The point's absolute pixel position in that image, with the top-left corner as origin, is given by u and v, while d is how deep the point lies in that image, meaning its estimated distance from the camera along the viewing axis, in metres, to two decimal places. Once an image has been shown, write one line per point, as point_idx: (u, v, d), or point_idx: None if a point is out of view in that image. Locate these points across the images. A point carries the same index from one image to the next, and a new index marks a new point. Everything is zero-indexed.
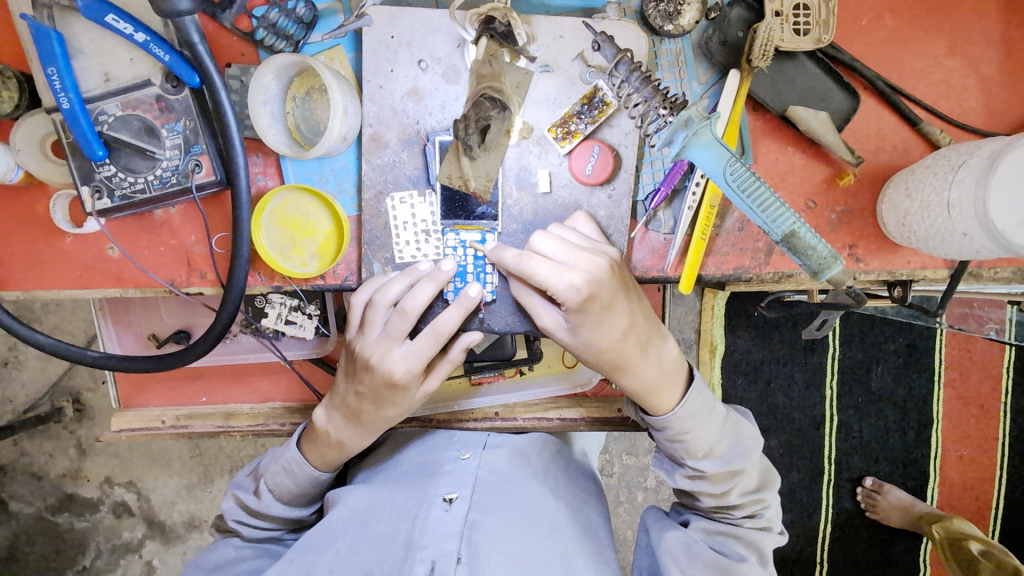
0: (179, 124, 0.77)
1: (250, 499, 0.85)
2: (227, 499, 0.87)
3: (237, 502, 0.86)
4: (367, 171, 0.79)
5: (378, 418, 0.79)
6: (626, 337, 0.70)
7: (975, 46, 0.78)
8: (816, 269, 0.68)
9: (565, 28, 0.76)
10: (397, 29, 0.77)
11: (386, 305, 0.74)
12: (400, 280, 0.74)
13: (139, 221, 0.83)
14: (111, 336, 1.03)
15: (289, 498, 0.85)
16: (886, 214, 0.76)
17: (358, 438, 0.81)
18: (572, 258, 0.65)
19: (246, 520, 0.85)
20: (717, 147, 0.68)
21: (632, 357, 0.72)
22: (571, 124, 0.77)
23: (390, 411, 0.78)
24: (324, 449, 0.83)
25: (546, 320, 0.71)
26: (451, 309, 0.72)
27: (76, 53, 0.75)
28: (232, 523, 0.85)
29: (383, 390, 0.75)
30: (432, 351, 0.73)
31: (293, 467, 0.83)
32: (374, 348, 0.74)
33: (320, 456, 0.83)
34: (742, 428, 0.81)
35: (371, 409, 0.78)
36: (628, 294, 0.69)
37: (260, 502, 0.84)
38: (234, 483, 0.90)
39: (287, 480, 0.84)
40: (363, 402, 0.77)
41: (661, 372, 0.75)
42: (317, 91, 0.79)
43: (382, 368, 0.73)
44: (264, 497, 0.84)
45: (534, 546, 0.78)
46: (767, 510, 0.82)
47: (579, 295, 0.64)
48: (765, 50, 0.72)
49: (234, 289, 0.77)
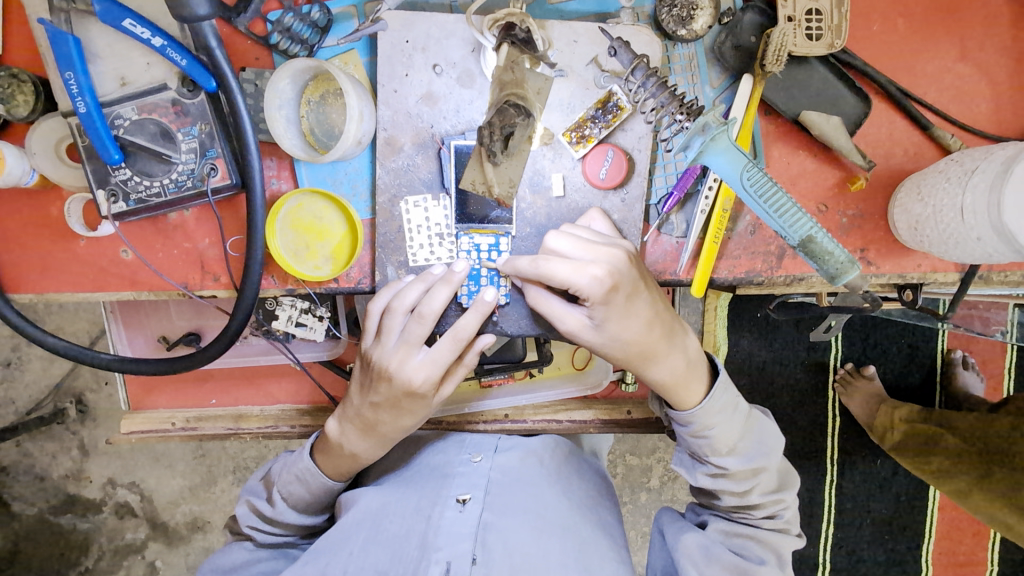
0: (195, 128, 0.77)
1: (265, 507, 0.85)
2: (240, 505, 0.87)
3: (250, 508, 0.86)
4: (381, 174, 0.80)
5: (394, 428, 0.79)
6: (651, 329, 0.71)
7: (985, 51, 0.78)
8: (833, 274, 0.69)
9: (579, 32, 0.77)
10: (412, 34, 0.78)
11: (403, 311, 0.74)
12: (415, 286, 0.75)
13: (154, 225, 0.84)
14: (122, 339, 1.03)
15: (303, 506, 0.85)
16: (898, 218, 0.77)
17: (372, 450, 0.81)
18: (588, 253, 0.66)
19: (261, 525, 0.85)
20: (734, 152, 0.68)
21: (661, 348, 0.72)
22: (586, 128, 0.78)
23: (406, 420, 0.78)
24: (337, 460, 0.83)
25: (570, 322, 0.70)
26: (468, 314, 0.73)
27: (93, 57, 0.76)
28: (245, 529, 0.85)
29: (402, 397, 0.75)
30: (451, 355, 0.74)
31: (305, 476, 0.83)
32: (396, 355, 0.74)
33: (332, 465, 0.83)
34: (763, 425, 0.82)
35: (388, 420, 0.78)
36: (649, 286, 0.70)
37: (274, 509, 0.84)
38: (247, 487, 0.90)
39: (301, 488, 0.84)
40: (379, 412, 0.78)
41: (688, 365, 0.76)
42: (332, 96, 0.79)
43: (404, 377, 0.74)
44: (278, 505, 0.84)
45: (548, 547, 0.79)
46: (786, 511, 0.82)
47: (603, 287, 0.64)
48: (779, 55, 0.73)
49: (248, 292, 0.77)
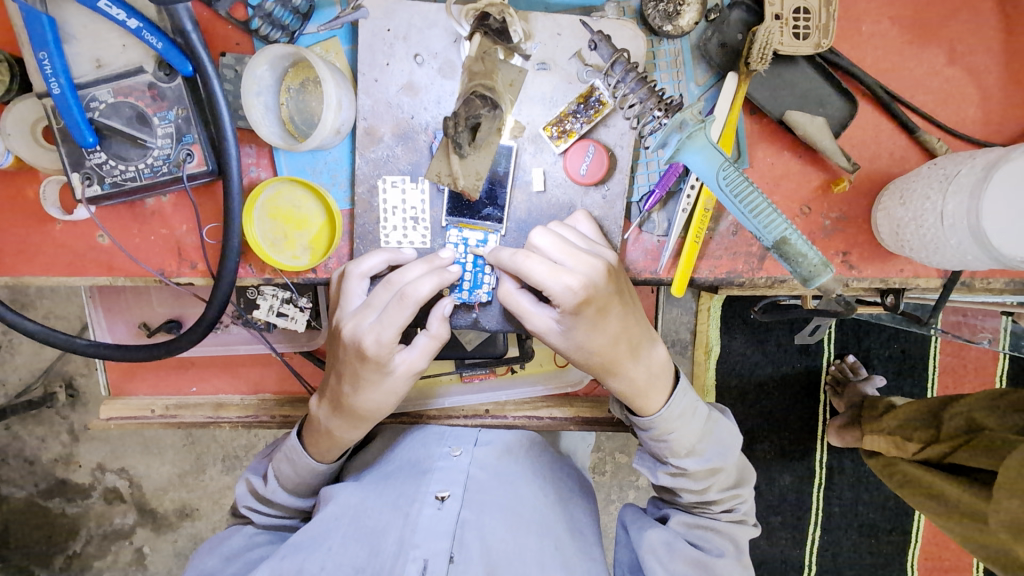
0: (171, 112, 0.77)
1: (259, 485, 0.85)
2: (240, 484, 0.87)
3: (248, 488, 0.86)
4: (360, 164, 0.79)
5: (357, 405, 0.75)
6: (617, 341, 0.69)
7: (975, 55, 0.77)
8: (806, 276, 0.68)
9: (563, 25, 0.76)
10: (393, 22, 0.77)
11: (361, 276, 0.75)
12: (377, 255, 0.75)
13: (130, 210, 0.83)
14: (102, 325, 1.03)
15: (292, 487, 0.85)
16: (881, 222, 0.76)
17: (346, 428, 0.78)
18: (568, 258, 0.65)
19: (258, 507, 0.85)
20: (711, 150, 0.67)
21: (625, 360, 0.71)
22: (567, 122, 0.77)
23: (365, 392, 0.74)
24: (318, 439, 0.81)
25: (538, 322, 0.69)
26: (427, 277, 0.68)
27: (68, 38, 0.74)
28: (243, 510, 0.86)
29: (358, 364, 0.71)
30: (402, 318, 0.68)
31: (293, 455, 0.82)
32: (350, 318, 0.72)
33: (316, 445, 0.82)
34: (721, 427, 0.81)
35: (350, 392, 0.74)
36: (623, 298, 0.68)
37: (267, 487, 0.84)
38: (252, 466, 0.91)
39: (289, 469, 0.83)
40: (342, 384, 0.75)
41: (646, 372, 0.74)
42: (312, 83, 0.78)
43: (356, 340, 0.70)
44: (270, 483, 0.84)
45: (526, 545, 0.80)
46: (743, 505, 0.83)
47: (576, 297, 0.63)
48: (764, 53, 0.71)
49: (223, 280, 0.76)
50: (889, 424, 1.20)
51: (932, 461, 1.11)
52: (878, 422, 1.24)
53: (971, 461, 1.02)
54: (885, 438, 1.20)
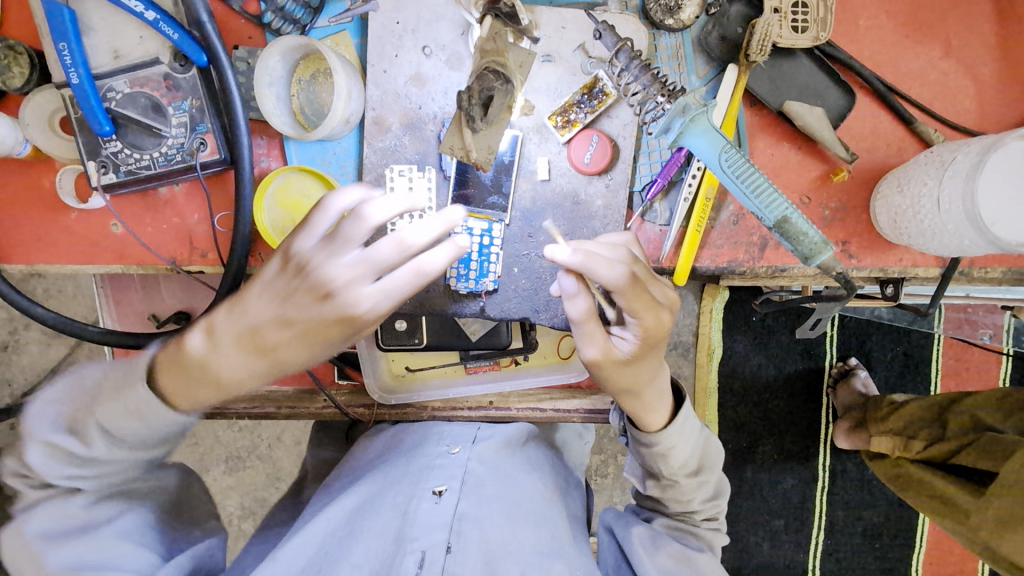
0: (185, 103, 0.79)
1: (73, 447, 0.62)
2: (31, 450, 0.63)
3: (51, 453, 0.63)
4: (368, 154, 0.81)
5: (275, 356, 0.60)
6: (657, 368, 0.72)
7: (971, 49, 0.79)
8: (808, 253, 0.70)
9: (567, 19, 0.78)
10: (402, 16, 0.79)
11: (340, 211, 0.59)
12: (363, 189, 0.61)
13: (143, 200, 0.85)
14: (112, 315, 1.05)
15: (132, 442, 0.64)
16: (880, 211, 0.77)
17: (241, 370, 0.61)
18: (658, 290, 0.67)
19: (75, 472, 0.64)
20: (713, 133, 0.68)
21: (658, 385, 0.73)
22: (571, 112, 0.79)
23: (297, 346, 0.59)
24: (190, 383, 0.61)
25: (600, 348, 0.66)
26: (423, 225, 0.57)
27: (87, 30, 0.77)
28: (54, 479, 0.64)
29: (313, 314, 0.59)
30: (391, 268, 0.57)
31: (139, 408, 0.61)
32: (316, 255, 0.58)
33: (179, 389, 0.61)
34: (711, 444, 0.83)
35: (271, 342, 0.59)
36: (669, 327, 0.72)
37: (89, 449, 0.63)
38: (30, 416, 0.65)
39: (129, 422, 0.62)
40: (265, 329, 0.59)
41: (654, 392, 0.73)
42: (323, 75, 0.81)
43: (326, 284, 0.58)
44: (95, 444, 0.63)
45: (524, 535, 0.80)
46: (724, 513, 0.84)
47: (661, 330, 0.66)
48: (763, 45, 0.73)
49: (233, 268, 0.78)
50: (891, 424, 1.21)
51: (934, 460, 1.12)
52: (882, 422, 1.24)
53: (976, 461, 1.02)
54: (887, 438, 1.20)
